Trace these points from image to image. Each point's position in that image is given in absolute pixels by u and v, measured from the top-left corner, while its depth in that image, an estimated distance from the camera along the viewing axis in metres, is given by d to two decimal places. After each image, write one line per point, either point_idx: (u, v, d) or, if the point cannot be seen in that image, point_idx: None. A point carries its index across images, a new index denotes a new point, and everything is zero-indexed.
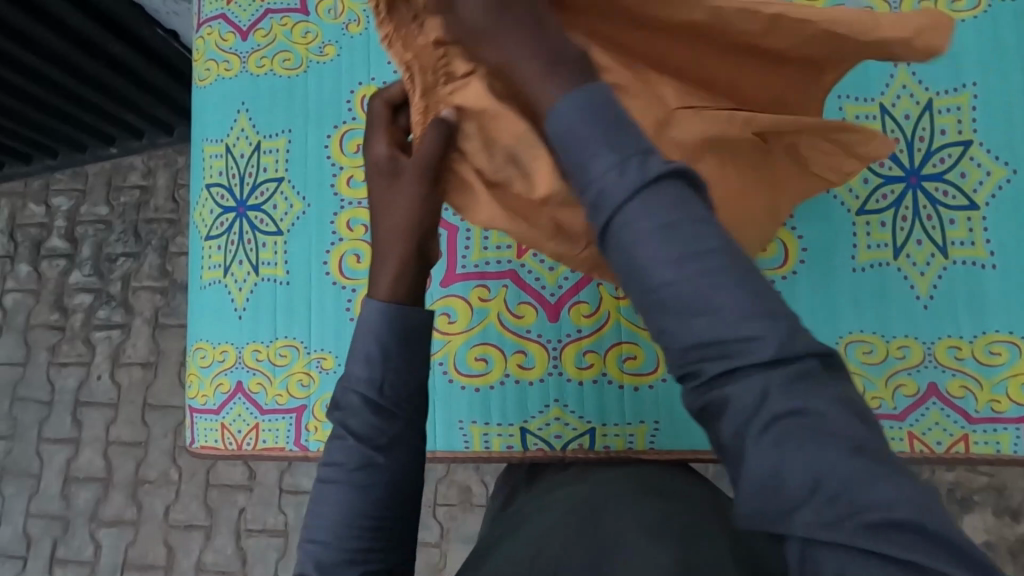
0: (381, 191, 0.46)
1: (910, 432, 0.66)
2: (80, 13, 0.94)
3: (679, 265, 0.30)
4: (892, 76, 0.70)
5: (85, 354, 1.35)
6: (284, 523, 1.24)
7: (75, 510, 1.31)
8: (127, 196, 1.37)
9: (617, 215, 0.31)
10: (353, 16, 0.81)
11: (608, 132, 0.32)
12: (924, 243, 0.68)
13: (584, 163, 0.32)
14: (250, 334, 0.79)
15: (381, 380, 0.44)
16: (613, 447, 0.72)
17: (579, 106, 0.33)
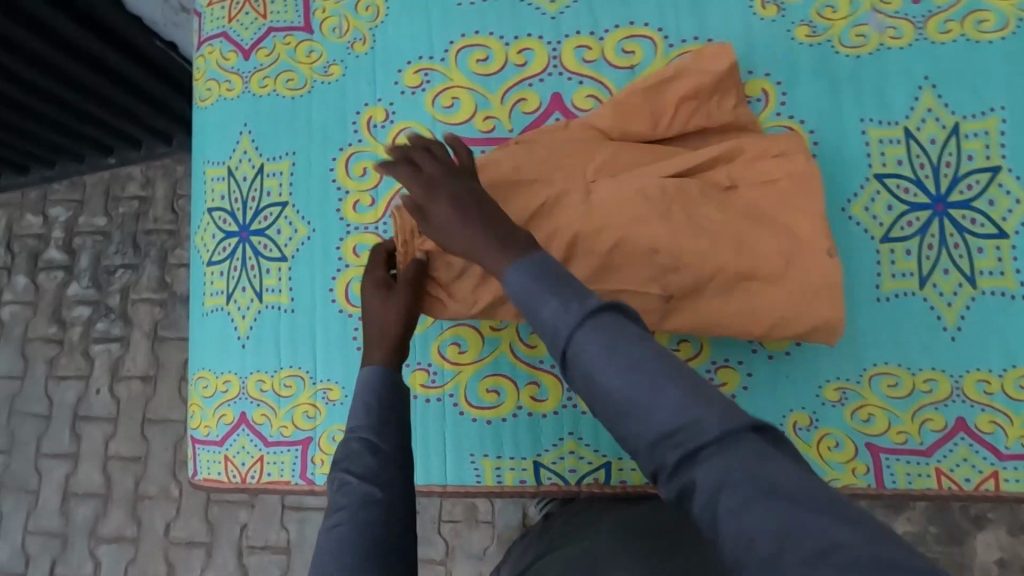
0: (377, 304, 0.64)
1: (937, 468, 0.64)
2: (75, 24, 0.92)
3: (625, 377, 0.40)
4: (916, 99, 0.68)
5: (83, 367, 1.32)
6: (287, 539, 1.22)
7: (74, 526, 1.29)
8: (125, 207, 1.34)
9: (569, 348, 0.42)
10: (358, 34, 0.79)
11: (551, 283, 0.44)
12: (951, 272, 0.65)
13: (538, 312, 0.44)
14: (254, 363, 0.76)
15: (377, 431, 0.54)
16: (629, 481, 0.70)
17: (525, 262, 0.46)
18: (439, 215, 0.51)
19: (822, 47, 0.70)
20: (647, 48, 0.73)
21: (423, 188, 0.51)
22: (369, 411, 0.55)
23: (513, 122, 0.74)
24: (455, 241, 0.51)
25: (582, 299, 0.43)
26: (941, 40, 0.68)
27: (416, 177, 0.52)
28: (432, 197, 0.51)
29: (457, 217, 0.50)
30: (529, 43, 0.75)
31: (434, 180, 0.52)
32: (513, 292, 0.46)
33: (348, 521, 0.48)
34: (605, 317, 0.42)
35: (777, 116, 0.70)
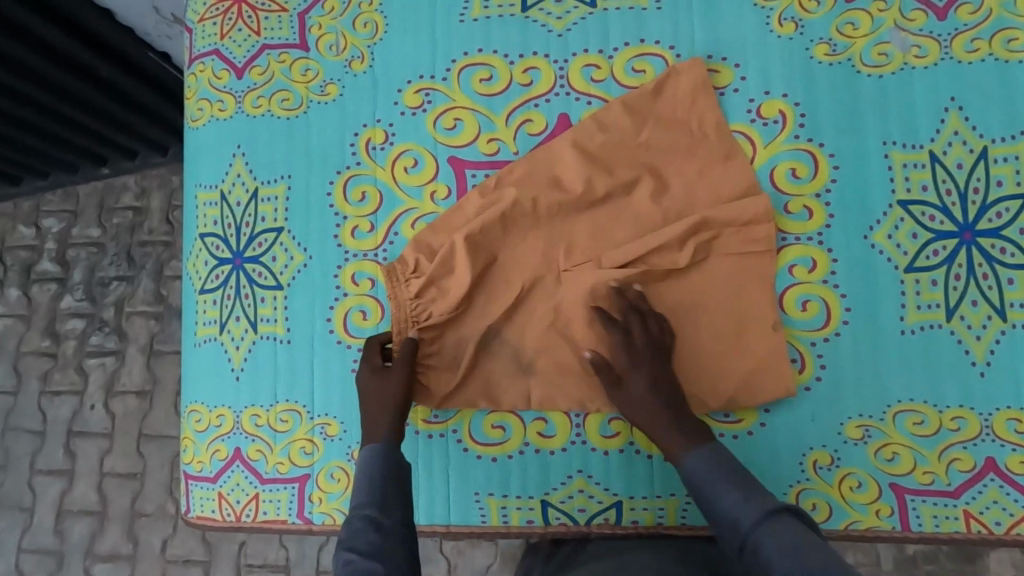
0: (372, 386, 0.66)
1: (966, 510, 0.61)
2: (66, 36, 0.89)
3: (791, 552, 0.48)
4: (943, 122, 0.65)
5: (78, 382, 1.29)
6: (286, 558, 1.19)
7: (70, 545, 1.26)
8: (120, 218, 1.31)
9: (751, 537, 0.51)
10: (356, 52, 0.75)
11: (725, 474, 0.56)
12: (979, 304, 0.63)
13: (715, 499, 0.55)
14: (249, 397, 0.73)
15: (380, 508, 0.58)
16: (642, 521, 0.67)
17: (705, 453, 0.58)
18: (637, 389, 0.62)
19: (843, 66, 0.67)
20: (658, 67, 0.70)
21: (628, 362, 0.63)
22: (372, 489, 0.60)
23: (518, 145, 0.71)
24: (643, 416, 0.61)
25: (760, 497, 0.53)
26: (967, 60, 0.65)
27: (626, 352, 0.63)
28: (636, 373, 0.62)
29: (650, 397, 0.61)
30: (535, 62, 0.72)
31: (638, 362, 0.63)
32: (693, 476, 0.57)
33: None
34: (777, 517, 0.51)
35: (795, 139, 0.67)
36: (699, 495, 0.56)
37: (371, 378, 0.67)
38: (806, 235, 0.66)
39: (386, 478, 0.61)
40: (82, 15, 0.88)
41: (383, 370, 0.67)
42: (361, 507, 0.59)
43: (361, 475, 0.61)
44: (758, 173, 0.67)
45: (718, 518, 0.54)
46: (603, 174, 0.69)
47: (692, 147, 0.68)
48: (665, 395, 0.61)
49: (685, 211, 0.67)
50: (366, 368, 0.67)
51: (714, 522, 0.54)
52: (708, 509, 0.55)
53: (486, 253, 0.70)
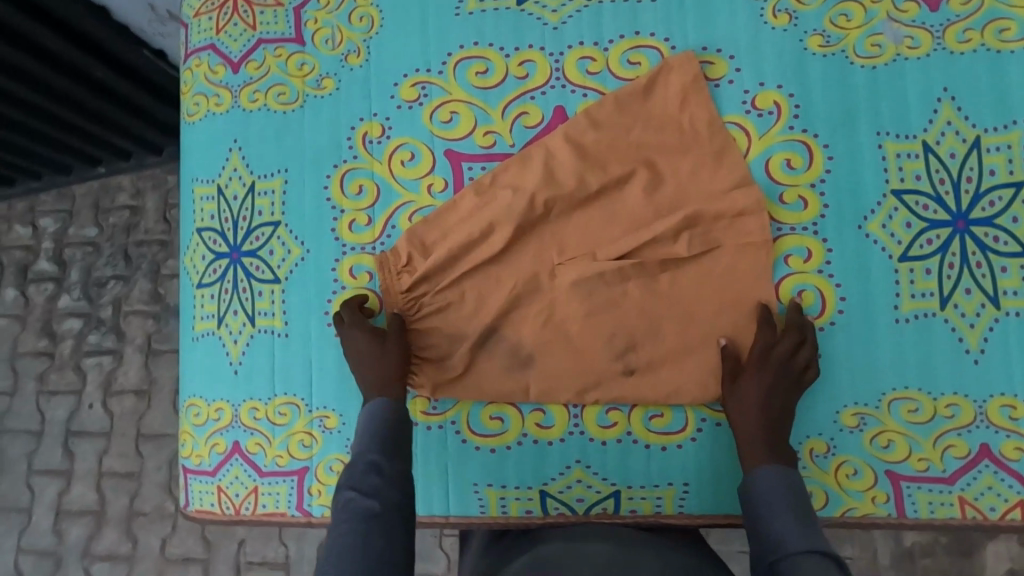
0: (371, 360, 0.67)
1: (961, 497, 0.62)
2: (63, 40, 0.89)
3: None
4: (936, 112, 0.65)
5: (75, 382, 1.29)
6: (286, 556, 1.19)
7: (68, 546, 1.26)
8: (115, 218, 1.31)
9: (786, 562, 0.51)
10: (352, 46, 0.76)
11: (791, 502, 0.56)
12: (973, 292, 0.63)
13: (769, 518, 0.55)
14: (247, 391, 0.73)
15: (381, 453, 0.60)
16: (640, 510, 0.67)
17: (778, 475, 0.58)
18: (748, 390, 0.63)
19: (837, 58, 0.67)
20: (654, 59, 0.70)
21: (752, 365, 0.63)
22: (374, 438, 0.62)
23: (514, 137, 0.72)
24: (739, 417, 0.63)
25: (819, 538, 0.52)
26: (959, 50, 0.65)
27: (757, 354, 0.63)
28: (753, 375, 0.63)
29: (759, 408, 0.62)
30: (531, 55, 0.72)
31: (763, 367, 0.63)
32: (757, 491, 0.57)
33: (349, 531, 0.53)
34: (822, 561, 0.50)
35: (790, 130, 0.67)
36: (754, 508, 0.57)
37: (361, 340, 0.68)
38: (801, 225, 0.66)
39: (388, 430, 0.62)
40: (74, 17, 0.88)
41: (374, 336, 0.68)
42: (364, 452, 0.60)
43: (364, 425, 0.63)
44: (752, 164, 0.68)
45: (762, 535, 0.55)
46: (597, 170, 0.69)
47: (685, 141, 0.68)
48: (769, 414, 0.62)
49: (676, 206, 0.68)
50: (351, 325, 0.69)
51: (756, 539, 0.55)
52: (757, 525, 0.56)
53: (482, 247, 0.70)
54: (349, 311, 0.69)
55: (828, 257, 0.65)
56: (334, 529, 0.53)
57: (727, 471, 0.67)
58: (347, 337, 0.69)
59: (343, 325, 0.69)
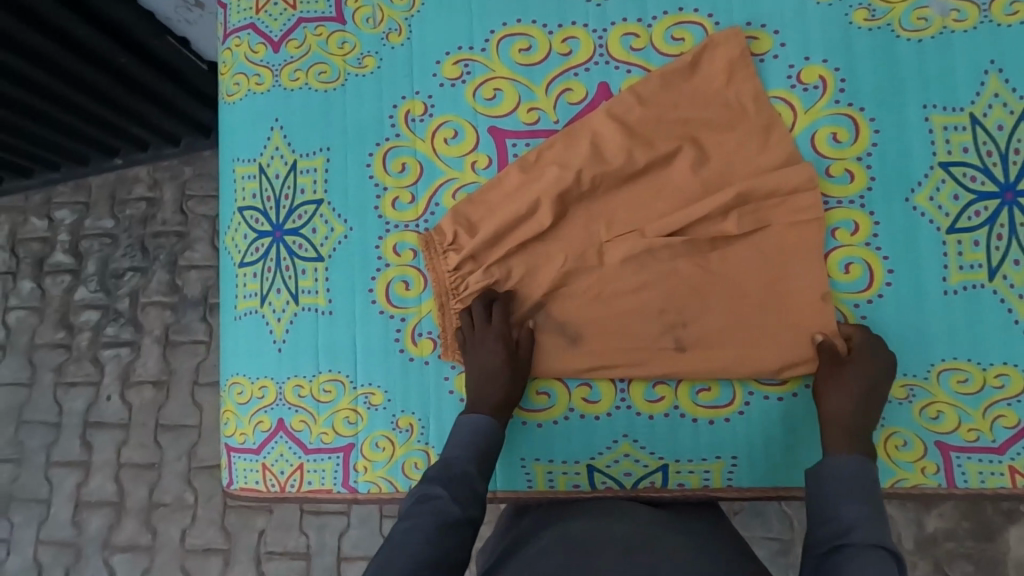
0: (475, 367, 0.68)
1: (1011, 466, 0.62)
2: (86, 24, 0.90)
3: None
4: (982, 85, 0.65)
5: (93, 374, 1.29)
6: (307, 545, 1.19)
7: (86, 537, 1.25)
8: (132, 209, 1.30)
9: (844, 548, 0.52)
10: (393, 25, 0.76)
11: (860, 491, 0.57)
12: (1022, 263, 0.63)
13: (835, 504, 0.56)
14: (291, 367, 0.73)
15: (476, 467, 0.62)
16: (688, 484, 0.67)
17: (855, 463, 0.58)
18: (853, 377, 0.62)
19: (883, 31, 0.67)
20: (698, 36, 0.71)
21: (867, 359, 0.63)
22: (474, 451, 0.63)
23: (559, 114, 0.72)
24: (837, 402, 0.62)
25: (883, 532, 0.53)
26: (1006, 22, 0.65)
27: (869, 351, 0.63)
28: (860, 365, 0.63)
29: (857, 400, 0.62)
30: (574, 32, 0.72)
31: (876, 368, 0.63)
32: (831, 473, 0.58)
33: (427, 526, 0.56)
34: (881, 556, 0.51)
35: (835, 104, 0.67)
36: (821, 491, 0.58)
37: (498, 357, 0.67)
38: (847, 198, 0.67)
39: (489, 446, 0.64)
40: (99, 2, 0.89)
41: (511, 356, 0.67)
42: (457, 459, 0.63)
43: (464, 432, 0.65)
44: (797, 139, 0.68)
45: (826, 518, 0.56)
46: (644, 147, 0.69)
47: (730, 117, 0.69)
48: (864, 414, 0.62)
49: (721, 182, 0.68)
50: (496, 333, 0.68)
51: (819, 519, 0.56)
52: (824, 507, 0.57)
53: (529, 225, 0.70)
54: (501, 319, 0.68)
55: (875, 229, 0.66)
56: (412, 516, 0.57)
57: (776, 445, 0.67)
58: (484, 336, 0.68)
59: (489, 326, 0.68)
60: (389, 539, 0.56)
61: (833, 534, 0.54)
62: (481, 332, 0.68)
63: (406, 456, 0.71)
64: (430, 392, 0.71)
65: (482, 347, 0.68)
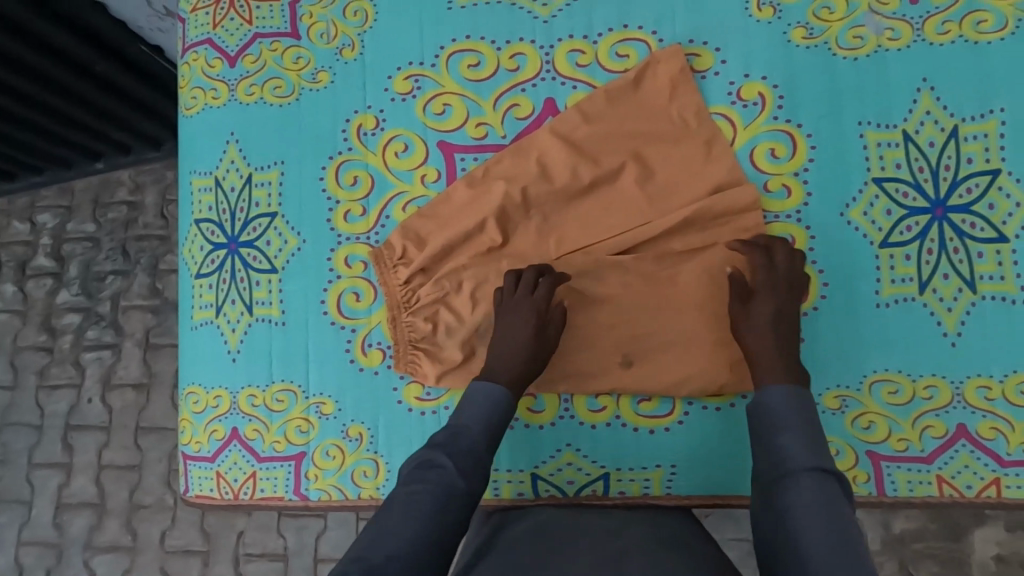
0: (507, 335, 0.67)
1: (938, 475, 0.64)
2: (69, 34, 0.91)
3: (812, 507, 0.51)
4: (915, 102, 0.67)
5: (75, 376, 1.30)
6: (284, 547, 1.21)
7: (69, 538, 1.27)
8: (115, 213, 1.32)
9: (788, 479, 0.54)
10: (346, 40, 0.77)
11: (799, 418, 0.58)
12: (951, 277, 0.65)
13: (775, 435, 0.57)
14: (246, 377, 0.75)
15: (485, 443, 0.61)
16: (628, 492, 0.69)
17: (787, 393, 0.59)
18: (759, 312, 0.64)
19: (820, 50, 0.69)
20: (642, 53, 0.72)
21: (763, 283, 0.65)
22: (485, 423, 0.63)
23: (506, 129, 0.73)
24: (755, 339, 0.64)
25: (822, 455, 0.55)
26: (938, 42, 0.66)
27: (766, 274, 0.65)
28: (763, 297, 0.65)
29: (772, 329, 0.63)
30: (522, 48, 0.73)
31: (774, 286, 0.65)
32: (770, 403, 0.59)
33: (429, 498, 0.55)
34: (824, 479, 0.53)
35: (774, 120, 0.69)
36: (762, 425, 0.59)
37: (527, 330, 0.67)
38: (785, 213, 0.68)
39: (498, 419, 0.64)
40: (75, 11, 0.89)
41: (539, 331, 0.67)
42: (466, 430, 0.62)
43: (477, 402, 0.64)
44: (737, 154, 0.69)
45: (768, 451, 0.57)
46: (590, 164, 0.71)
47: (674, 133, 0.70)
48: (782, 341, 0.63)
49: (664, 198, 0.70)
50: (533, 305, 0.67)
51: (762, 444, 0.58)
52: (767, 434, 0.58)
53: (481, 239, 0.72)
54: (545, 294, 0.68)
55: (811, 243, 0.67)
56: (416, 483, 0.56)
57: (715, 454, 0.68)
58: (521, 305, 0.68)
59: (531, 296, 0.68)
60: (388, 505, 0.54)
61: (776, 461, 0.56)
62: (518, 301, 0.68)
63: (356, 464, 0.72)
64: (380, 401, 0.73)
65: (515, 317, 0.67)
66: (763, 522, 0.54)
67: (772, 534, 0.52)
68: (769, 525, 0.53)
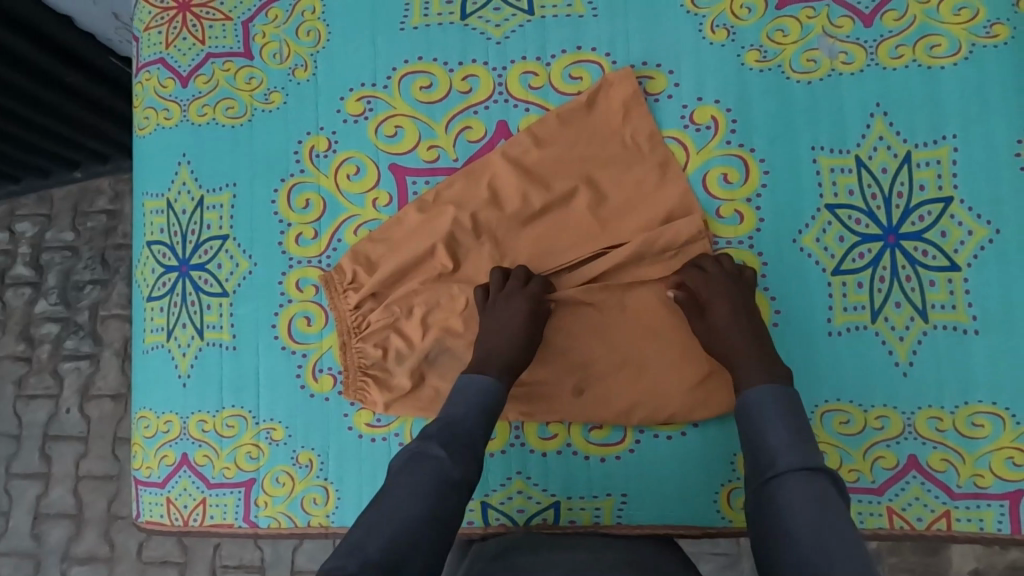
0: (495, 327, 0.66)
1: (889, 507, 0.63)
2: (29, 44, 0.84)
3: (807, 507, 0.50)
4: (868, 127, 0.66)
5: (53, 387, 1.18)
6: (262, 559, 1.10)
7: (47, 548, 1.16)
8: (93, 222, 1.19)
9: (779, 480, 0.53)
10: (299, 60, 0.76)
11: (785, 416, 0.57)
12: (903, 306, 0.64)
13: (762, 434, 0.56)
14: (195, 403, 0.74)
15: (481, 431, 0.60)
16: (579, 520, 0.68)
17: (772, 391, 0.58)
18: (712, 320, 0.64)
19: (773, 73, 0.68)
20: (596, 74, 0.71)
21: (707, 294, 0.64)
22: (480, 412, 0.61)
23: (458, 152, 0.72)
24: (720, 345, 0.63)
25: (810, 452, 0.54)
26: (892, 66, 0.66)
27: (707, 285, 0.64)
28: (717, 298, 0.64)
29: (732, 330, 0.63)
30: (474, 69, 0.72)
31: (718, 292, 0.64)
32: (753, 403, 0.58)
33: (426, 485, 0.54)
34: (813, 478, 0.52)
35: (727, 144, 0.68)
36: (750, 425, 0.58)
37: (520, 318, 0.65)
38: (737, 238, 0.67)
39: (491, 409, 0.62)
40: (40, 22, 0.83)
41: (531, 320, 0.66)
42: (460, 419, 0.60)
43: (472, 392, 0.62)
44: (689, 178, 0.68)
45: (756, 450, 0.56)
46: (540, 188, 0.70)
47: (627, 157, 0.69)
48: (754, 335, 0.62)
49: (617, 223, 0.69)
50: (525, 296, 0.66)
51: (750, 443, 0.57)
52: (752, 433, 0.57)
53: (431, 265, 0.71)
54: (539, 288, 0.67)
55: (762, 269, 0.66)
56: (410, 473, 0.54)
57: (666, 482, 0.67)
58: (511, 296, 0.67)
59: (523, 288, 0.67)
60: (385, 493, 0.54)
61: (765, 461, 0.55)
62: (509, 293, 0.67)
63: (306, 491, 0.72)
64: (331, 427, 0.72)
65: (505, 308, 0.66)
66: (756, 523, 0.53)
67: (767, 536, 0.51)
68: (763, 525, 0.52)
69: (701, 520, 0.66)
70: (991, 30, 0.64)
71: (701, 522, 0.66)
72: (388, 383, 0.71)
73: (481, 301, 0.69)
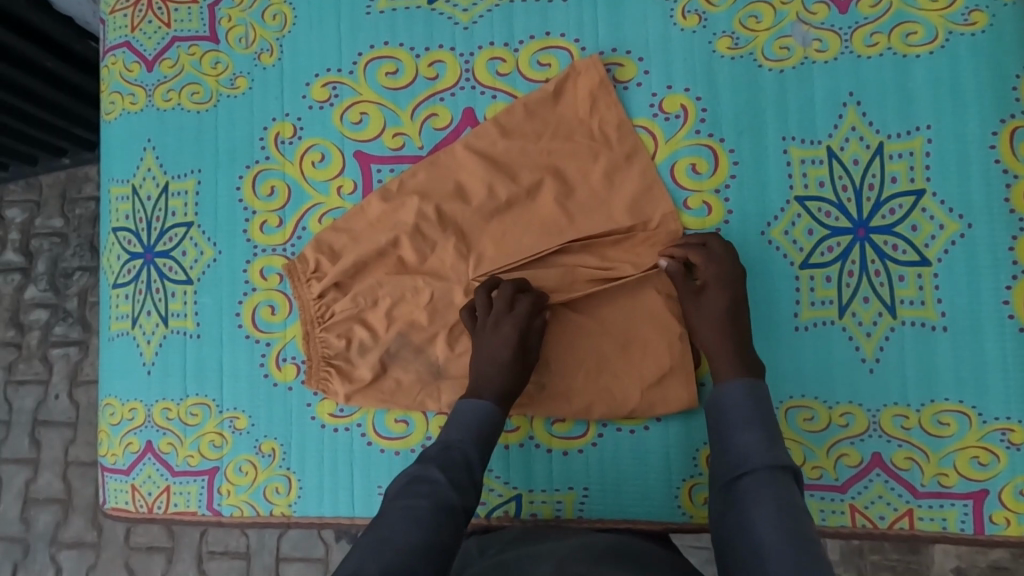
0: (490, 353, 0.64)
1: (851, 505, 0.62)
2: (10, 33, 0.80)
3: (774, 511, 0.49)
4: (840, 117, 0.64)
5: (42, 372, 1.13)
6: (248, 545, 1.07)
7: (35, 534, 1.12)
8: (82, 209, 1.14)
9: (745, 479, 0.52)
10: (265, 45, 0.74)
11: (754, 414, 0.56)
12: (871, 301, 0.63)
13: (731, 432, 0.56)
14: (159, 391, 0.74)
15: (478, 454, 0.60)
16: (541, 514, 0.67)
17: (745, 388, 0.57)
18: (711, 303, 0.62)
19: (745, 60, 0.66)
20: (564, 61, 0.69)
21: (713, 276, 0.62)
22: (477, 435, 0.61)
23: (424, 139, 0.71)
24: (706, 330, 0.62)
25: (779, 451, 0.53)
26: (867, 54, 0.64)
27: (715, 266, 0.62)
28: (705, 307, 0.62)
29: (721, 321, 0.61)
30: (441, 55, 0.71)
31: (724, 277, 0.62)
32: (725, 399, 0.58)
33: (424, 510, 0.53)
34: (780, 477, 0.52)
35: (696, 134, 0.66)
36: (718, 423, 0.57)
37: (508, 349, 0.63)
38: (704, 230, 0.66)
39: (491, 432, 0.62)
40: (22, 11, 0.80)
41: (520, 348, 0.64)
42: (456, 443, 0.60)
43: (470, 416, 0.62)
44: (658, 168, 0.67)
45: (724, 451, 0.55)
46: (506, 180, 0.69)
47: (595, 148, 0.68)
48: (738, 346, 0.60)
49: (584, 215, 0.67)
50: (512, 324, 0.63)
51: (719, 442, 0.56)
52: (721, 433, 0.56)
53: (396, 256, 0.70)
54: (525, 308, 0.64)
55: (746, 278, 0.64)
56: (408, 497, 0.54)
57: (625, 476, 0.66)
58: (499, 324, 0.64)
59: (510, 314, 0.64)
60: (381, 519, 0.53)
61: (733, 461, 0.54)
62: (497, 319, 0.64)
63: (268, 481, 0.71)
64: (293, 416, 0.72)
65: (494, 338, 0.64)
66: (721, 520, 0.53)
67: (733, 540, 0.50)
68: (729, 528, 0.51)
69: (662, 515, 0.65)
70: (970, 17, 0.62)
71: (661, 518, 0.66)
72: (353, 375, 0.70)
73: (471, 324, 0.67)
